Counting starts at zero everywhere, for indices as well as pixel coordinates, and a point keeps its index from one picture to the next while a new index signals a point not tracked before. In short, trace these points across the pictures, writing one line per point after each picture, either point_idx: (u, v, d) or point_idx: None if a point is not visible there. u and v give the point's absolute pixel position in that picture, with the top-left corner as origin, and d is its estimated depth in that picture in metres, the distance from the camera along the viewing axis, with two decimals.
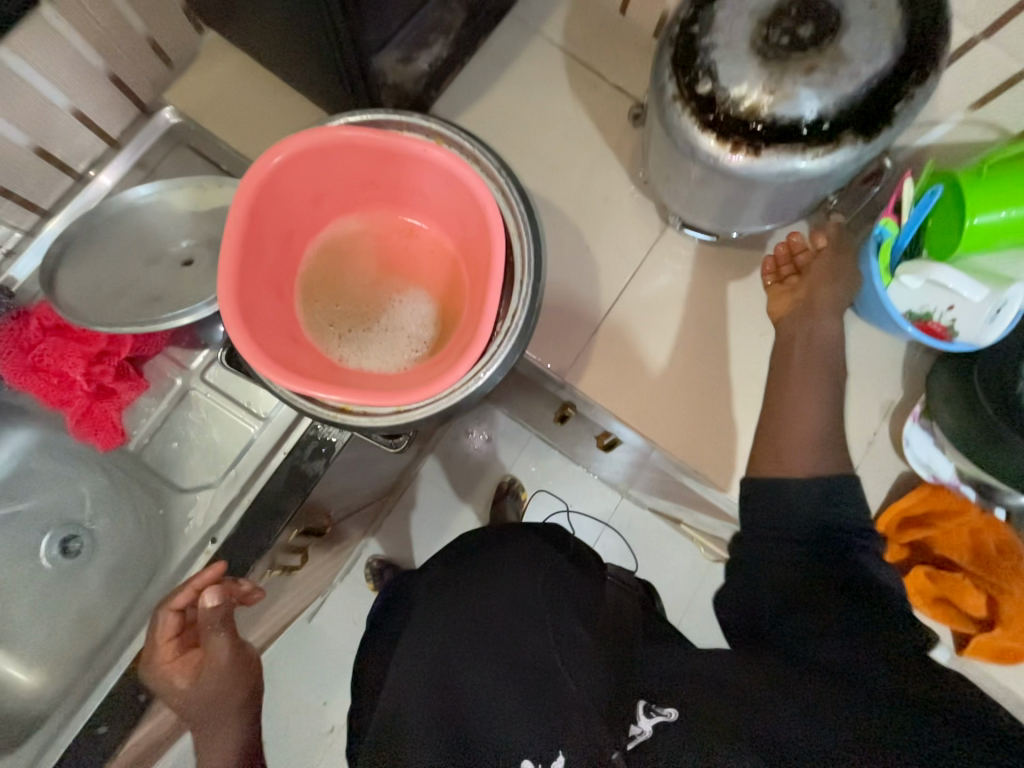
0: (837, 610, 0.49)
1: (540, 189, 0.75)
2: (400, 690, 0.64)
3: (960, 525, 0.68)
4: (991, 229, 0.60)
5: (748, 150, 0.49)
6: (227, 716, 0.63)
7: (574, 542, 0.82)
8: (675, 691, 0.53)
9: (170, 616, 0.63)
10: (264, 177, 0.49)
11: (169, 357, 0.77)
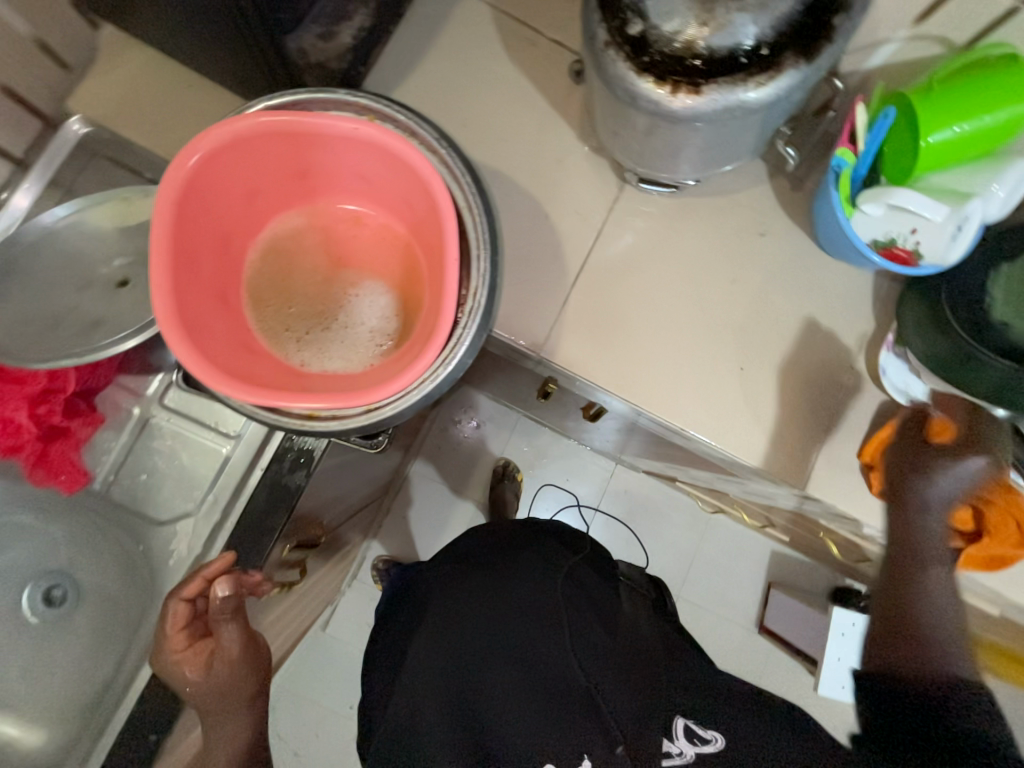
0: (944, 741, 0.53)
1: (489, 160, 0.72)
2: (419, 692, 0.67)
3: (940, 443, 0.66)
4: (947, 146, 0.59)
5: (689, 90, 0.47)
6: (237, 704, 0.64)
7: (589, 541, 0.87)
8: (709, 714, 0.64)
9: (180, 605, 0.63)
10: (185, 178, 0.45)
11: (122, 387, 0.73)
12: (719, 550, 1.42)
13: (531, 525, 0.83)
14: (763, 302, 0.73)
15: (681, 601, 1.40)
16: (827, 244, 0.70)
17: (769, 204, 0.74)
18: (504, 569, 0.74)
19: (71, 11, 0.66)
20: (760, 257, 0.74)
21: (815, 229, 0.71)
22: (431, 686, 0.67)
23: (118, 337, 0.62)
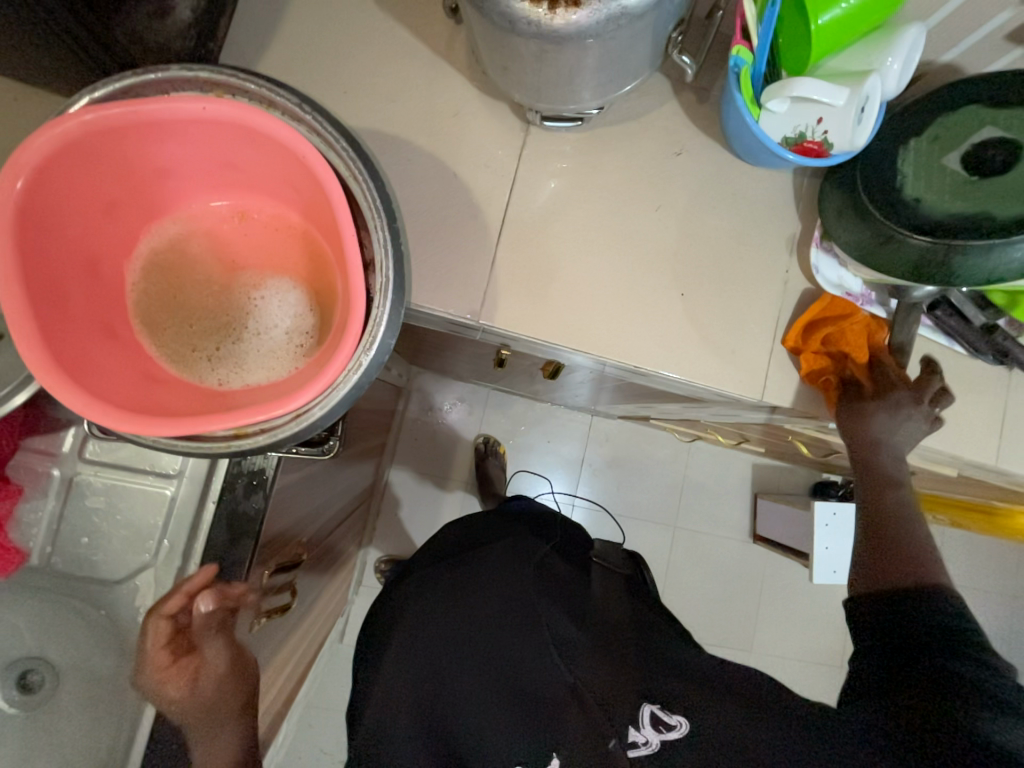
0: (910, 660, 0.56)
1: (382, 127, 0.66)
2: (388, 707, 0.67)
3: (854, 325, 0.71)
4: (837, 26, 0.58)
5: (567, 3, 0.44)
6: (223, 719, 0.60)
7: (559, 525, 0.90)
8: (681, 698, 0.62)
9: (165, 619, 0.59)
10: (20, 199, 0.39)
11: (33, 450, 0.67)
12: (704, 474, 1.46)
13: (499, 521, 0.85)
14: (689, 223, 0.72)
15: (679, 530, 1.45)
16: (742, 150, 0.69)
17: (679, 120, 0.72)
18: (472, 567, 0.75)
19: None
20: (680, 177, 0.72)
21: (728, 139, 0.70)
22: (405, 694, 0.67)
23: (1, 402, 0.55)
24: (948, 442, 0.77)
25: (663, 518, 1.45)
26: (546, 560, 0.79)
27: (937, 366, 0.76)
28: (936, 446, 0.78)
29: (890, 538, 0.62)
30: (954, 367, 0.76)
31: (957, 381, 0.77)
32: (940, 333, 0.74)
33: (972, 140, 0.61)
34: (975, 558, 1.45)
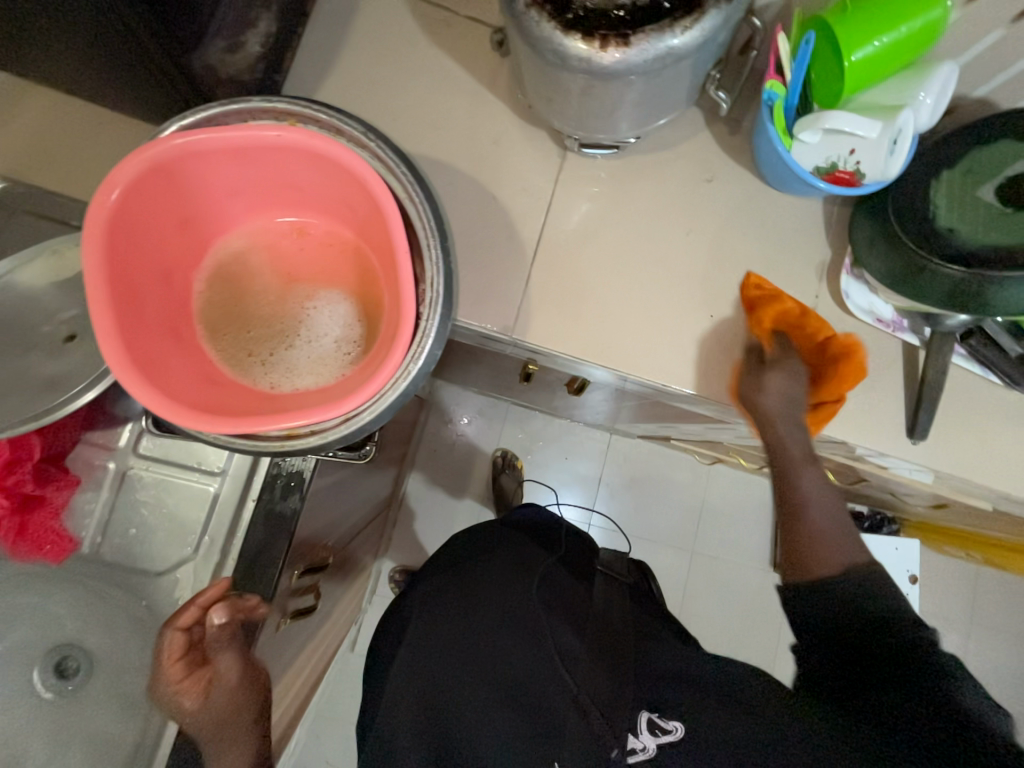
0: (858, 653, 0.56)
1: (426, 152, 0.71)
2: (395, 717, 0.67)
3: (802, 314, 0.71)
4: (869, 63, 0.60)
5: (618, 42, 0.47)
6: (238, 728, 0.62)
7: (564, 530, 0.89)
8: (673, 703, 0.63)
9: (177, 633, 0.61)
10: (112, 214, 0.44)
11: (92, 443, 0.71)
12: (723, 498, 1.45)
13: (500, 527, 0.84)
14: (720, 247, 0.74)
15: (697, 555, 1.43)
16: (773, 178, 0.71)
17: (711, 149, 0.74)
18: (476, 576, 0.75)
19: None
20: (712, 203, 0.74)
21: (759, 167, 0.72)
22: (411, 703, 0.67)
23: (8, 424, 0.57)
24: (981, 474, 0.75)
25: (680, 542, 1.43)
26: (553, 572, 0.78)
27: (970, 396, 0.76)
28: (970, 477, 0.76)
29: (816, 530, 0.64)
30: (988, 397, 0.76)
31: (990, 412, 0.76)
32: (975, 362, 0.74)
33: (1005, 173, 0.63)
34: (1009, 599, 1.39)
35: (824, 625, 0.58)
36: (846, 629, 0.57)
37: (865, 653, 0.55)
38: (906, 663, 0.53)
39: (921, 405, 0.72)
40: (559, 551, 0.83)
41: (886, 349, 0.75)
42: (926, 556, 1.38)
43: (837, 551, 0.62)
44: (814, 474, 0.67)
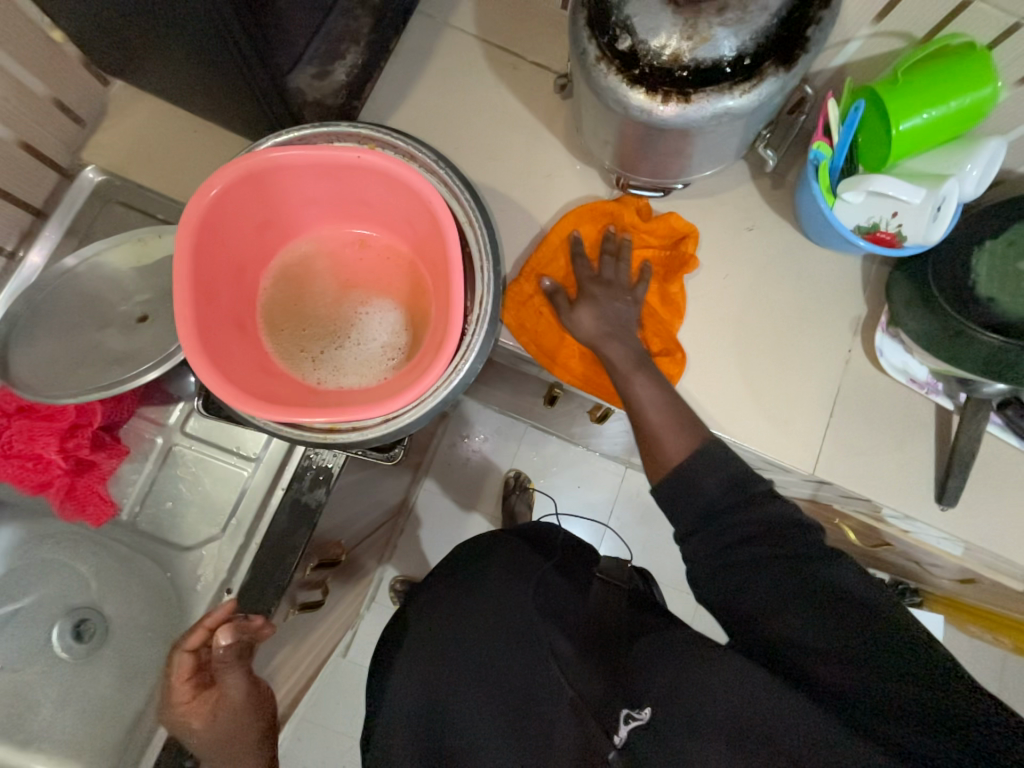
0: (755, 564, 0.52)
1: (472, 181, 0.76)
2: (393, 717, 0.68)
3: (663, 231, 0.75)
4: (918, 132, 0.62)
5: (678, 98, 0.51)
6: (243, 749, 0.64)
7: (561, 539, 0.88)
8: (645, 686, 0.55)
9: (187, 654, 0.65)
10: (204, 213, 0.48)
11: (145, 418, 0.76)
12: None
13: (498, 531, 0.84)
14: (754, 294, 0.75)
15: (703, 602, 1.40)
16: (812, 232, 0.73)
17: (755, 201, 0.77)
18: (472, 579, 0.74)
19: (82, 67, 0.68)
20: (751, 251, 0.76)
21: (800, 221, 0.74)
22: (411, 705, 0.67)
23: (78, 392, 0.64)
24: (1011, 550, 0.73)
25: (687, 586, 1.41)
26: (550, 579, 0.75)
27: (1005, 467, 0.74)
28: (1000, 552, 0.74)
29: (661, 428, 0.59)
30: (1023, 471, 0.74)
31: None
32: (1011, 434, 0.73)
33: None
34: None
35: (707, 544, 0.54)
36: (736, 550, 0.53)
37: (756, 563, 0.52)
38: (789, 556, 0.51)
39: (952, 471, 0.71)
40: (553, 556, 0.81)
41: (917, 410, 0.75)
42: (950, 635, 1.31)
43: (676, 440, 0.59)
44: (643, 379, 0.63)
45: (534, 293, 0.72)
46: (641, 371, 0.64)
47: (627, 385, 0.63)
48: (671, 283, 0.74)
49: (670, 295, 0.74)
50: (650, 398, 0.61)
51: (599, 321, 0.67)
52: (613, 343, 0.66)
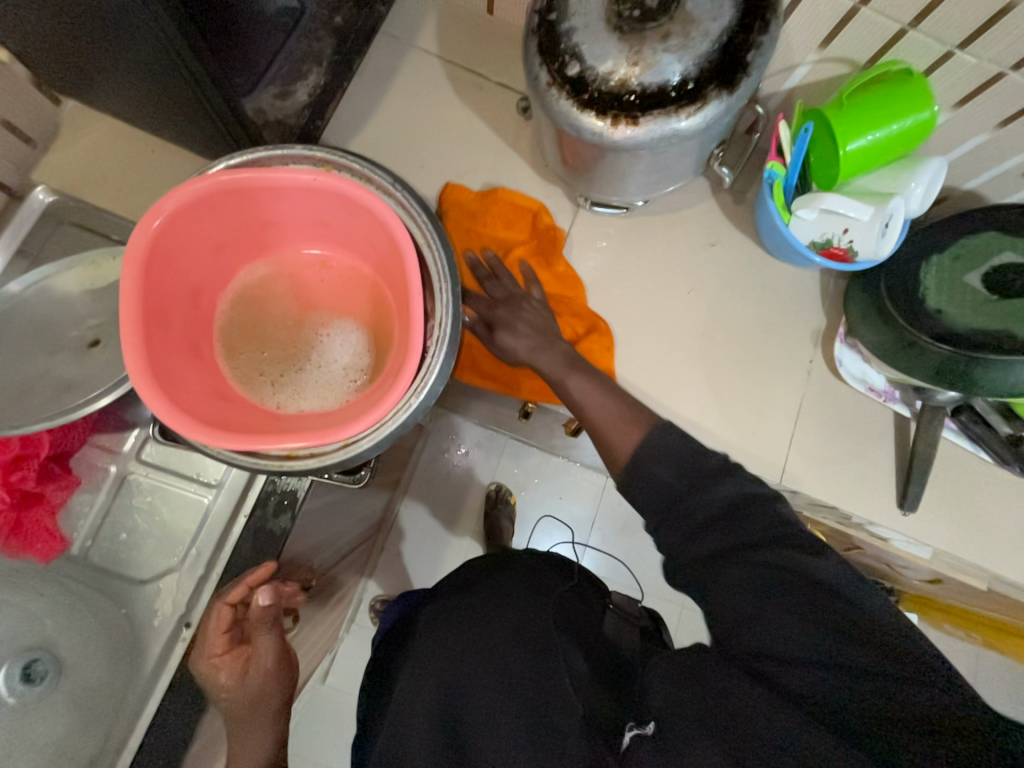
0: (747, 551, 0.46)
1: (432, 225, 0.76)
2: (403, 726, 0.63)
3: (515, 226, 0.77)
4: (862, 153, 0.65)
5: (627, 121, 0.52)
6: (263, 716, 0.63)
7: (579, 570, 0.86)
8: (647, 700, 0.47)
9: (227, 607, 0.61)
10: (152, 238, 0.47)
11: (97, 446, 0.73)
12: None
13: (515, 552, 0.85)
14: (717, 309, 0.77)
15: (687, 610, 1.41)
16: (769, 247, 0.76)
17: (715, 216, 0.79)
18: (489, 595, 0.74)
19: (32, 87, 0.67)
20: (713, 266, 0.78)
21: (759, 236, 0.76)
22: (422, 710, 0.63)
23: (23, 424, 0.61)
24: (973, 550, 0.75)
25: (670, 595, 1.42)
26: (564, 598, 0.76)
27: (962, 470, 0.76)
28: (962, 553, 0.76)
29: (602, 424, 0.58)
30: (980, 473, 0.76)
31: (982, 488, 0.76)
32: (966, 438, 0.75)
33: (992, 262, 0.67)
34: (1010, 684, 1.33)
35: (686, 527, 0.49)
36: (735, 535, 0.47)
37: (745, 548, 0.46)
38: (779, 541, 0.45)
39: (912, 476, 0.73)
40: (574, 581, 0.80)
41: (877, 417, 0.77)
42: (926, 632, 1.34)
43: (626, 434, 0.56)
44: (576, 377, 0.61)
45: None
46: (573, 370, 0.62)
47: (562, 388, 0.62)
48: (555, 261, 0.76)
49: (560, 273, 0.76)
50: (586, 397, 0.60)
51: (520, 334, 0.65)
52: (543, 351, 0.64)
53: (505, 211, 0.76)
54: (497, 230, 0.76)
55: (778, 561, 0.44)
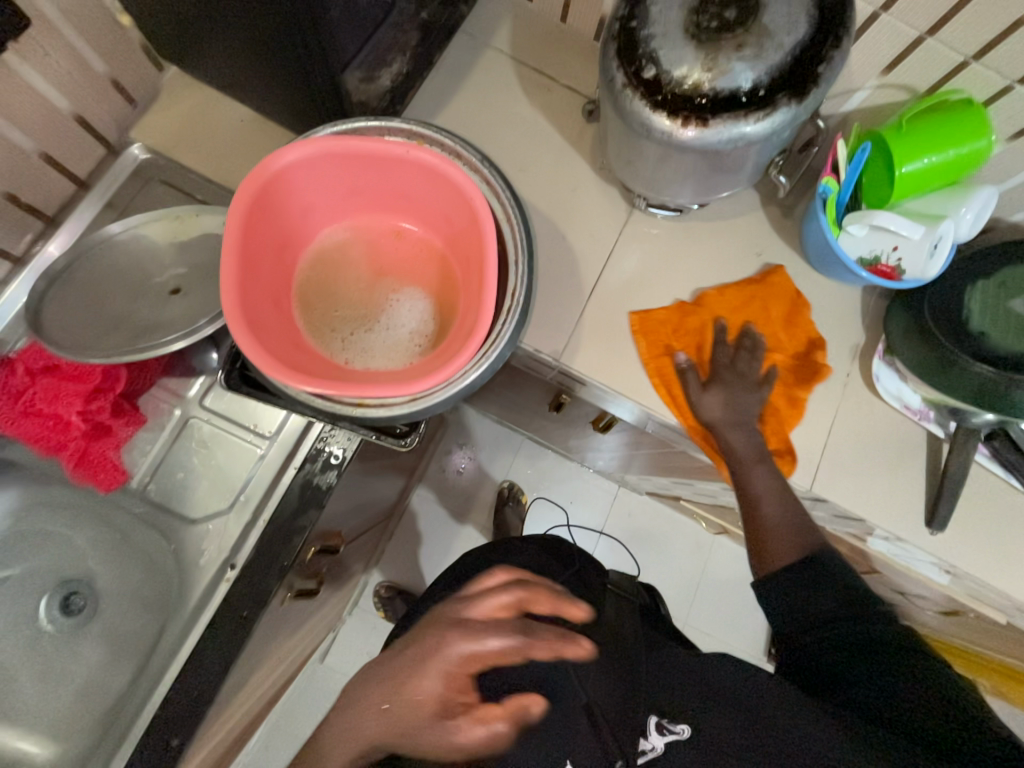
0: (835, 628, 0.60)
1: (747, 278, 0.80)
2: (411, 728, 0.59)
3: (803, 331, 0.78)
4: (918, 175, 0.67)
5: (698, 123, 0.55)
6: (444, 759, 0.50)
7: (576, 553, 0.88)
8: (683, 707, 0.62)
9: (490, 647, 0.50)
10: (257, 191, 0.51)
11: (163, 390, 0.77)
12: (722, 572, 1.43)
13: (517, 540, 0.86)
14: None
15: (689, 627, 1.40)
16: (817, 262, 0.78)
17: (763, 227, 0.81)
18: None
19: (141, 52, 0.72)
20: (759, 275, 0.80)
21: (805, 250, 0.78)
22: None
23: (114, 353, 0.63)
24: (999, 578, 0.75)
25: (674, 610, 1.41)
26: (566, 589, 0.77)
27: (991, 497, 0.77)
28: (990, 582, 0.76)
29: (773, 527, 0.66)
30: (1009, 501, 0.77)
31: (1011, 516, 0.77)
32: (998, 464, 0.76)
33: None
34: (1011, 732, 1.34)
35: (789, 597, 0.63)
36: (826, 609, 0.61)
37: (837, 627, 0.60)
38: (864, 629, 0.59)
39: (941, 497, 0.74)
40: (572, 568, 0.82)
41: (910, 436, 0.78)
42: None
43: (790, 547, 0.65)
44: (763, 472, 0.68)
45: (667, 360, 0.75)
46: (761, 463, 0.69)
47: (746, 476, 0.69)
48: (800, 389, 0.77)
49: (797, 398, 0.77)
50: (771, 492, 0.67)
51: (727, 409, 0.71)
52: (733, 431, 0.70)
53: (817, 335, 0.79)
54: (787, 329, 0.78)
55: (858, 641, 0.58)
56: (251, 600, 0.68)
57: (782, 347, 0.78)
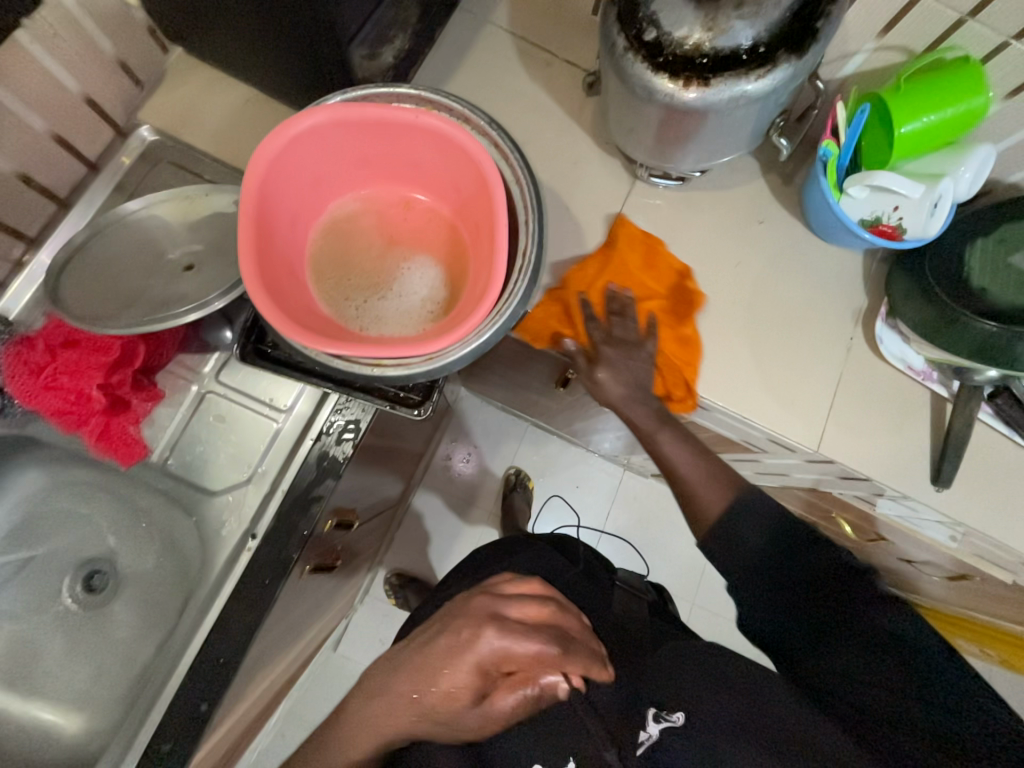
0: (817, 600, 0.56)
1: (597, 246, 0.79)
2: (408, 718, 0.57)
3: (661, 280, 0.78)
4: (917, 135, 0.68)
5: (699, 83, 0.56)
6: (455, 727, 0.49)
7: (582, 550, 0.90)
8: (679, 695, 0.57)
9: (528, 650, 0.48)
10: (271, 158, 0.52)
11: (179, 367, 0.78)
12: None
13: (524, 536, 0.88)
14: (763, 283, 0.80)
15: (696, 607, 1.42)
16: (819, 228, 0.79)
17: (763, 194, 0.82)
18: (507, 566, 0.79)
19: (146, 33, 0.73)
20: (761, 241, 0.81)
21: (806, 216, 0.79)
22: None
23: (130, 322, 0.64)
24: (1005, 536, 0.77)
25: (682, 590, 1.43)
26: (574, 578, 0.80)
27: (996, 455, 0.78)
28: (998, 539, 0.77)
29: (693, 485, 0.62)
30: (1013, 458, 0.78)
31: (1014, 473, 0.78)
32: (1001, 421, 0.77)
33: None
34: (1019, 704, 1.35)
35: (738, 561, 0.59)
36: (802, 578, 0.57)
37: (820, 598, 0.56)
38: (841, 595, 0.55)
39: (946, 455, 0.75)
40: (579, 563, 0.85)
41: (914, 397, 0.80)
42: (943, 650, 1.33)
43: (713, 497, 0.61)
44: (668, 435, 0.64)
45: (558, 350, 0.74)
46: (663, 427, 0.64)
47: (653, 443, 0.65)
48: (684, 326, 0.77)
49: (688, 337, 0.77)
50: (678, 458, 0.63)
51: (623, 379, 0.66)
52: (636, 403, 0.65)
53: (682, 267, 0.79)
54: (652, 274, 0.78)
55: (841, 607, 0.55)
56: (271, 569, 0.69)
57: (647, 301, 0.77)
